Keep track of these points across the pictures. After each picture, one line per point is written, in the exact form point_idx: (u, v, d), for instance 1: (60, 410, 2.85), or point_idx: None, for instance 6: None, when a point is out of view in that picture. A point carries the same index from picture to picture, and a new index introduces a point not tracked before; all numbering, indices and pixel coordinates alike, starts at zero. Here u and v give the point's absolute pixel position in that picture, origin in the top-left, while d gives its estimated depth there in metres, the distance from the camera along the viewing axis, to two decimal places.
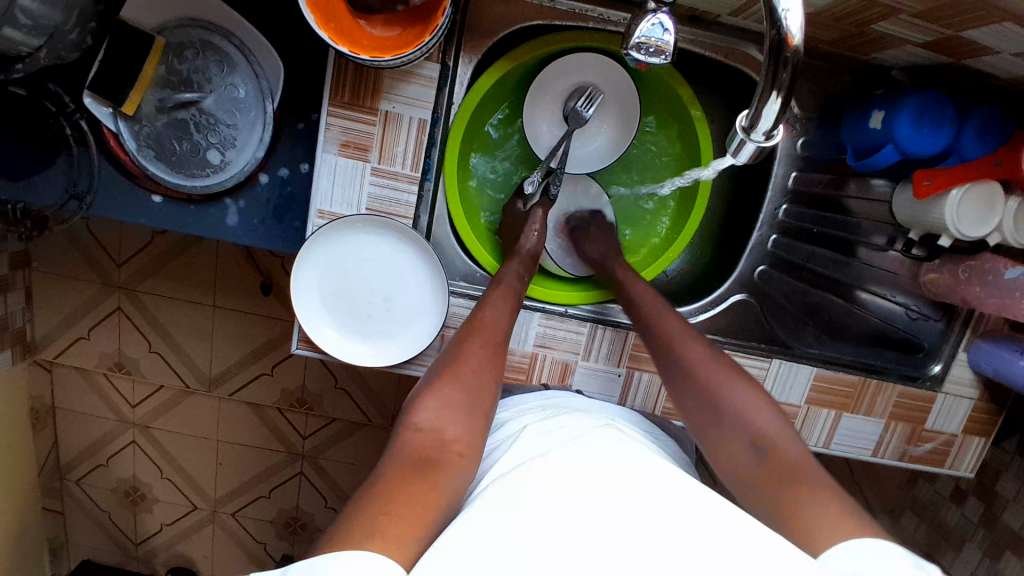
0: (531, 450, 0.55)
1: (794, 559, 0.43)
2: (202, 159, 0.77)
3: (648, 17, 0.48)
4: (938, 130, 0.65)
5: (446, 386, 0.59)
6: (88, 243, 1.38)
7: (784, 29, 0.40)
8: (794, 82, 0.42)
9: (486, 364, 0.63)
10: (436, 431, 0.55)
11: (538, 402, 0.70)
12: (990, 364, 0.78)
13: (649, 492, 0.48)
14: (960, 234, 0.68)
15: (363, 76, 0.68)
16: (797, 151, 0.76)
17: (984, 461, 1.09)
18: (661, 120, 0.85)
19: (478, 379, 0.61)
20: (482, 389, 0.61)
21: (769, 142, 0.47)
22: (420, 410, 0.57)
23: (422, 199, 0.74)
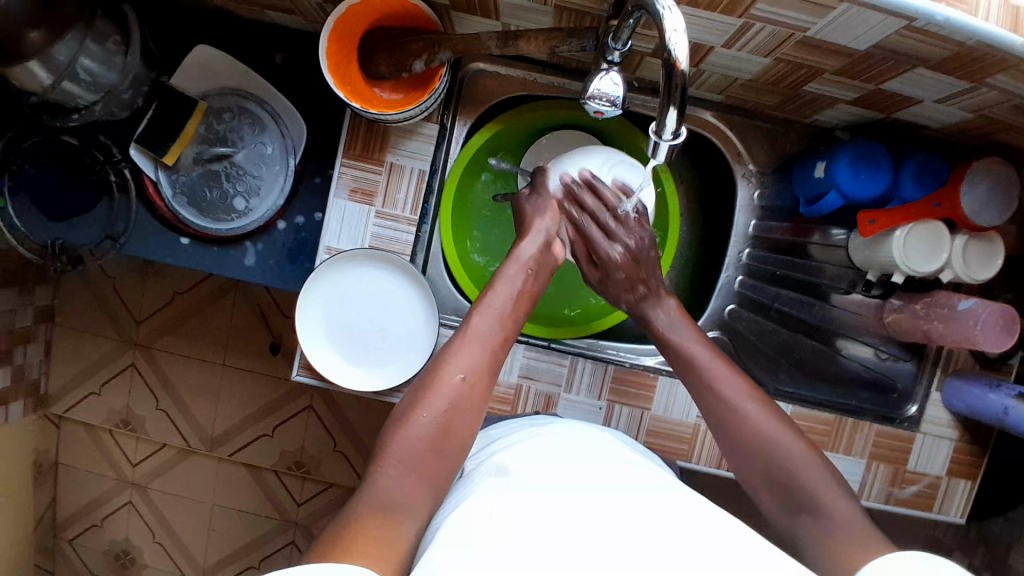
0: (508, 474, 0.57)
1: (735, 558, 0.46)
2: (229, 205, 0.87)
3: (602, 74, 0.58)
4: (875, 174, 0.73)
5: (432, 404, 0.63)
6: (113, 302, 1.47)
7: (672, 56, 0.47)
8: (685, 94, 0.48)
9: (478, 378, 0.67)
10: (422, 444, 0.61)
11: (525, 424, 0.72)
12: (962, 402, 0.81)
13: (612, 513, 0.50)
14: (911, 270, 0.74)
15: (374, 131, 0.78)
16: (756, 202, 0.86)
17: None
18: None
19: (465, 393, 0.65)
20: (473, 400, 0.65)
21: (679, 141, 0.52)
22: (409, 423, 0.62)
23: (418, 240, 0.82)
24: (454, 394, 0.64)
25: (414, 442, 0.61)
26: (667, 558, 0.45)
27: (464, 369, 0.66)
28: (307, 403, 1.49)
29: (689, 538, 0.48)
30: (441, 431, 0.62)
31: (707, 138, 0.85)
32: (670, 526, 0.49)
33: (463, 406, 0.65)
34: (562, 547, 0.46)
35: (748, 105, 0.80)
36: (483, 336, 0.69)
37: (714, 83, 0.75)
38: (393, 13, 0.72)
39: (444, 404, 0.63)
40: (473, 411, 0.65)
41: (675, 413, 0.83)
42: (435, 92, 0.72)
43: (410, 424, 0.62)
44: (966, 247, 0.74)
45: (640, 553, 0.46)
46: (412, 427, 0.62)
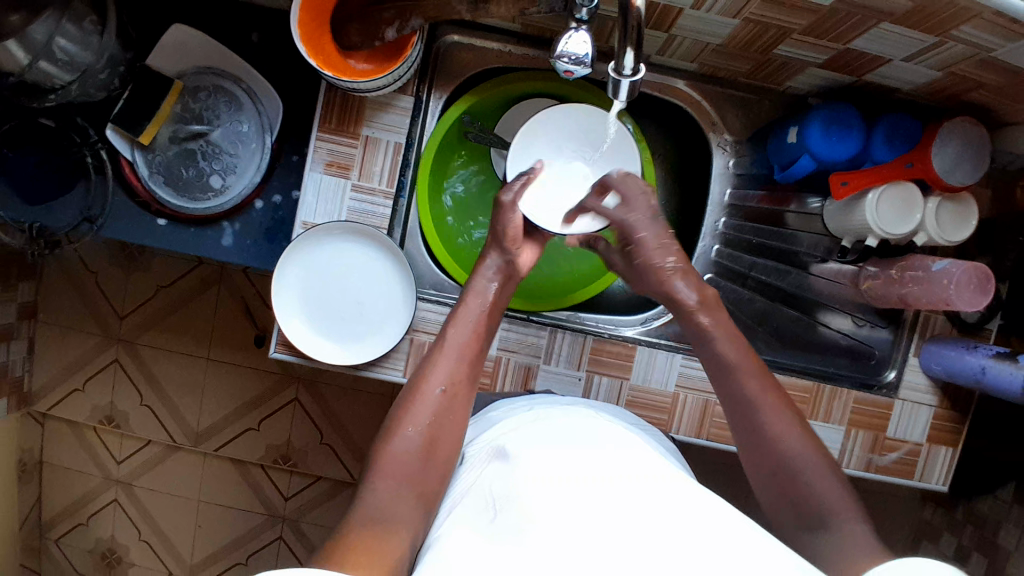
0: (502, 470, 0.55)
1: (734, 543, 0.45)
2: (205, 183, 0.87)
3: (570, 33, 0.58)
4: (847, 137, 0.74)
5: (416, 417, 0.64)
6: (94, 297, 1.45)
7: None
8: (640, 33, 0.50)
9: (458, 384, 0.68)
10: (412, 456, 0.62)
11: (527, 402, 0.70)
12: (942, 365, 0.81)
13: (606, 501, 0.48)
14: (883, 231, 0.74)
15: (349, 104, 0.78)
16: (732, 171, 0.88)
17: None
18: None
19: (446, 403, 0.66)
20: (454, 410, 0.66)
21: (639, 77, 0.54)
22: (395, 439, 0.63)
23: (395, 214, 0.83)
24: (436, 406, 0.65)
25: (402, 455, 0.61)
26: (667, 552, 0.44)
27: (440, 385, 0.67)
28: (292, 396, 1.47)
29: (688, 527, 0.46)
30: (428, 441, 0.63)
31: (682, 108, 0.87)
32: (667, 513, 0.47)
33: (447, 417, 0.65)
34: (559, 550, 0.44)
35: (721, 73, 0.81)
36: (455, 346, 0.70)
37: (685, 51, 0.76)
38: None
39: (426, 415, 0.64)
40: (457, 420, 0.66)
41: (654, 381, 0.83)
42: (405, 61, 0.73)
43: (395, 440, 0.63)
44: (939, 210, 0.74)
45: (650, 547, 0.44)
46: (397, 446, 0.62)
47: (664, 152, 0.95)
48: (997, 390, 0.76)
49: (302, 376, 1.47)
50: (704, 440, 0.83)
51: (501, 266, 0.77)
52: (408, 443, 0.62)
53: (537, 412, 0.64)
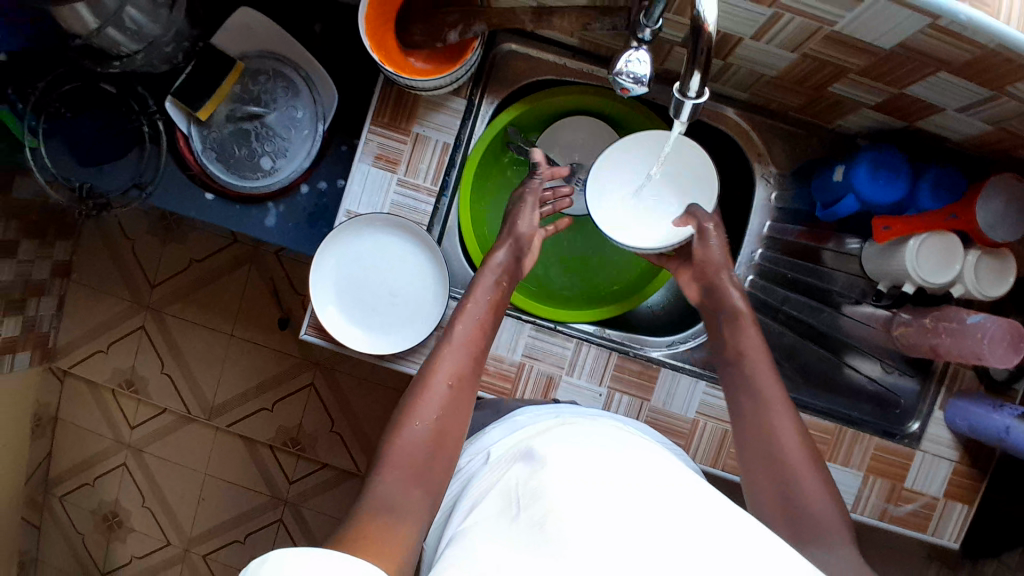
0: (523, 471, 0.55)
1: (759, 553, 0.46)
2: (255, 163, 0.90)
3: (629, 53, 0.58)
4: (895, 181, 0.74)
5: (425, 410, 0.65)
6: (128, 263, 1.49)
7: (702, 18, 0.49)
8: (709, 59, 0.50)
9: (464, 378, 0.69)
10: (420, 449, 0.62)
11: (553, 411, 0.70)
12: (965, 420, 0.80)
13: (629, 502, 0.48)
14: (921, 279, 0.74)
15: (403, 100, 0.80)
16: (773, 203, 0.87)
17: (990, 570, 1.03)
18: None
19: (453, 397, 0.67)
20: (461, 405, 0.67)
21: (702, 101, 0.54)
22: (405, 431, 0.63)
23: (436, 212, 0.84)
24: (445, 401, 0.66)
25: (410, 447, 0.62)
26: (689, 559, 0.44)
27: (447, 377, 0.68)
28: (308, 380, 1.49)
29: (718, 539, 0.46)
30: (435, 435, 0.64)
31: (730, 137, 0.87)
32: (687, 522, 0.47)
33: (454, 410, 0.66)
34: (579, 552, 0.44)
35: (772, 105, 0.82)
36: (462, 340, 0.72)
37: (738, 80, 0.77)
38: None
39: (434, 407, 0.65)
40: (463, 413, 0.67)
41: (674, 405, 0.83)
42: (465, 64, 0.74)
43: (403, 432, 0.63)
44: (979, 264, 0.74)
45: (675, 550, 0.45)
46: (405, 438, 0.62)
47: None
48: (1017, 450, 0.75)
49: (320, 361, 1.48)
50: (719, 470, 0.82)
51: (507, 262, 0.79)
52: (416, 434, 0.63)
53: (562, 419, 0.65)
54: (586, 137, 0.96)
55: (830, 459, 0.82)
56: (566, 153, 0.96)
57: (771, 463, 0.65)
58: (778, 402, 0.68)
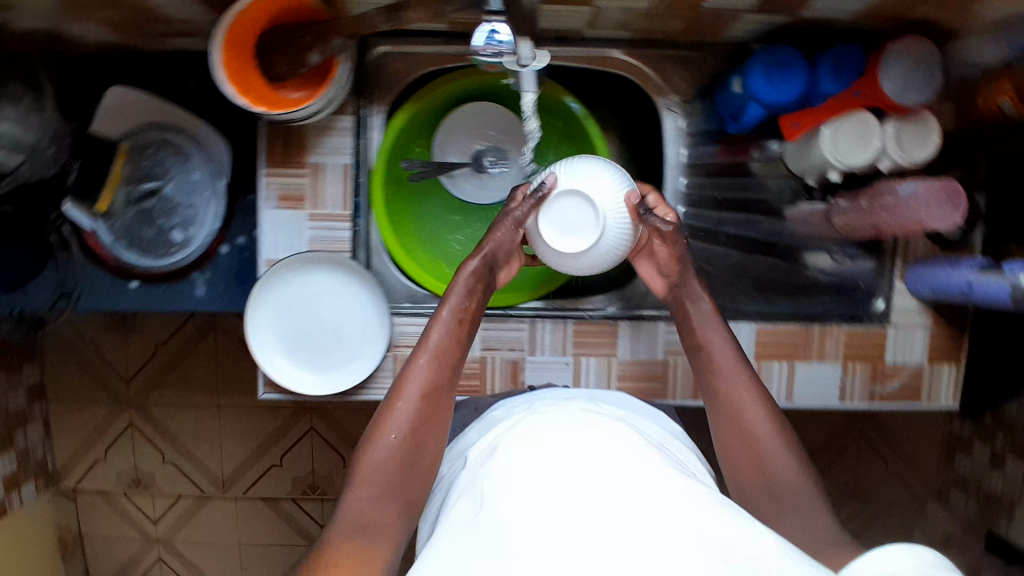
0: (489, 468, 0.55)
1: (710, 549, 0.45)
2: (167, 239, 0.87)
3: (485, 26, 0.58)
4: (790, 76, 0.72)
5: (395, 419, 0.65)
6: (98, 365, 1.47)
7: None
8: None
9: (440, 382, 0.68)
10: (392, 462, 0.63)
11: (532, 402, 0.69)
12: (927, 285, 0.79)
13: (593, 504, 0.47)
14: (842, 163, 0.73)
15: (291, 135, 0.77)
16: (685, 130, 0.84)
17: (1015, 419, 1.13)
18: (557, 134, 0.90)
19: (426, 403, 0.66)
20: (434, 408, 0.66)
21: None
22: (378, 441, 0.64)
23: (357, 237, 0.80)
24: (415, 404, 0.66)
25: (383, 456, 0.63)
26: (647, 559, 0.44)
27: (413, 395, 0.66)
28: (308, 426, 1.47)
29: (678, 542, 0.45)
30: (409, 447, 0.64)
31: (628, 77, 0.84)
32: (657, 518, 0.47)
33: (430, 428, 0.65)
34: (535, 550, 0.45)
35: (657, 33, 0.79)
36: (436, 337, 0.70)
37: (615, 20, 0.74)
38: (296, 8, 0.72)
39: (404, 418, 0.65)
40: (438, 416, 0.66)
41: (642, 352, 0.82)
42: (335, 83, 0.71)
43: (379, 446, 0.64)
44: (898, 132, 0.72)
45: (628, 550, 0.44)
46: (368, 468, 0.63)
47: (617, 130, 0.91)
48: (987, 300, 0.72)
49: (313, 405, 1.47)
50: (702, 401, 0.83)
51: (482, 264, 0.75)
52: (389, 448, 0.63)
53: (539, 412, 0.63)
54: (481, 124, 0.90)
55: (808, 359, 0.82)
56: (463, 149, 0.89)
57: (750, 449, 0.67)
58: (735, 369, 0.71)
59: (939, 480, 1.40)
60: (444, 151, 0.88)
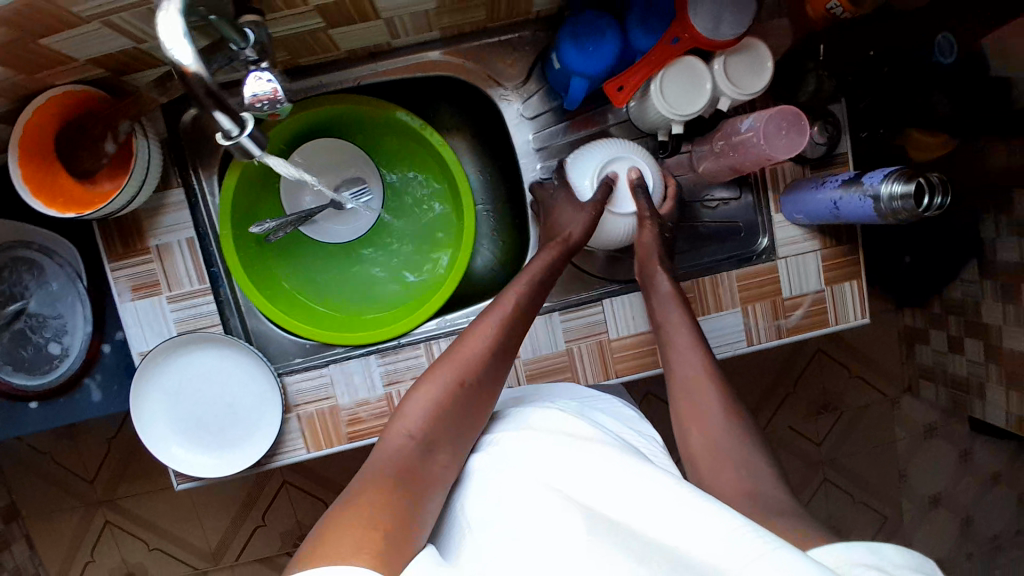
0: (511, 482, 0.58)
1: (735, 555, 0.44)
2: (48, 354, 0.85)
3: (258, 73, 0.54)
4: (600, 42, 0.70)
5: (427, 400, 0.62)
6: (59, 475, 1.40)
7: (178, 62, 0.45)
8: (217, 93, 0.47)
9: (496, 363, 0.66)
10: (437, 420, 0.61)
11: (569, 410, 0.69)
12: (801, 211, 0.78)
13: None
14: (677, 114, 0.71)
15: (126, 225, 0.74)
16: (529, 114, 0.80)
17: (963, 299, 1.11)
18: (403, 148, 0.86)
19: (465, 395, 0.63)
20: (472, 404, 0.63)
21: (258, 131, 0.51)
22: (403, 422, 0.61)
23: (223, 304, 0.79)
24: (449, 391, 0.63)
25: (411, 433, 0.60)
26: None
27: (463, 369, 0.64)
28: (281, 481, 1.44)
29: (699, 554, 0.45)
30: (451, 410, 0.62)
31: (449, 78, 0.80)
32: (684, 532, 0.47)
33: (466, 411, 0.63)
34: None
35: (467, 27, 0.74)
36: (509, 317, 0.68)
37: (416, 27, 0.70)
38: (91, 101, 0.70)
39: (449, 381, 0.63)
40: (474, 414, 0.63)
41: (544, 347, 0.81)
42: (138, 163, 0.69)
43: (406, 427, 0.61)
44: (727, 69, 0.70)
45: None
46: (396, 432, 0.60)
47: (466, 129, 0.88)
48: (853, 218, 0.72)
49: None
50: (617, 378, 0.82)
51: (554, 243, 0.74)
52: (415, 426, 0.60)
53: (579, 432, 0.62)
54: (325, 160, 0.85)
55: (706, 312, 0.81)
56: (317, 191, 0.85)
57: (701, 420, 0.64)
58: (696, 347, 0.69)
59: (905, 375, 1.37)
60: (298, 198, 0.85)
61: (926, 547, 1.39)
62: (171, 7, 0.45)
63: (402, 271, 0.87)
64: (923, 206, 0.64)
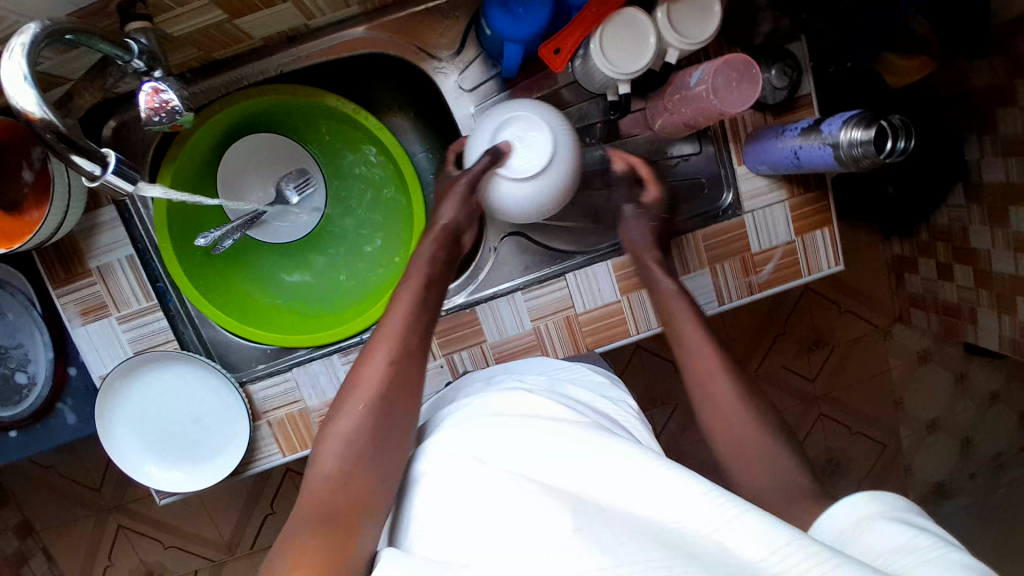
0: (462, 469, 0.54)
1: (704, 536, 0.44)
2: (16, 385, 0.83)
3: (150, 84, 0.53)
4: (530, 5, 0.66)
5: (351, 411, 0.58)
6: (65, 486, 1.40)
7: (20, 109, 0.44)
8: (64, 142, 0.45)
9: (405, 377, 0.61)
10: (353, 453, 0.55)
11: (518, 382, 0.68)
12: (765, 161, 0.74)
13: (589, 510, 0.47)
14: (620, 73, 0.66)
15: (63, 249, 0.72)
16: (467, 87, 0.76)
17: (949, 225, 1.08)
18: (343, 136, 0.83)
19: (394, 393, 0.60)
20: (398, 403, 0.60)
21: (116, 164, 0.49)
22: (330, 439, 0.57)
23: (175, 317, 0.77)
24: (374, 397, 0.59)
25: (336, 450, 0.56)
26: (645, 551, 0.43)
27: (374, 376, 0.60)
28: (284, 470, 1.42)
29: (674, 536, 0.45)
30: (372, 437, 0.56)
31: (374, 55, 0.75)
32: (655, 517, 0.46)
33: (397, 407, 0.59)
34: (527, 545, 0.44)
35: None
36: (401, 338, 0.63)
37: (331, 6, 0.65)
38: (5, 130, 0.66)
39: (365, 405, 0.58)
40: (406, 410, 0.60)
41: (510, 328, 0.79)
42: (56, 191, 0.65)
43: (331, 440, 0.57)
44: (670, 19, 0.65)
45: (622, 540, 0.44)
46: (316, 476, 0.55)
47: (406, 109, 0.84)
48: (815, 167, 0.69)
49: None
50: (587, 352, 0.80)
51: (444, 234, 0.72)
52: (344, 440, 0.56)
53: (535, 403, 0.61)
54: (260, 158, 0.83)
55: (673, 278, 0.79)
56: (257, 190, 0.83)
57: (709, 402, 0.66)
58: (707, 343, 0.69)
59: (897, 303, 1.34)
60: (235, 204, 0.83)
61: (927, 474, 1.39)
62: (15, 51, 0.43)
63: (360, 261, 0.85)
64: (886, 151, 0.60)
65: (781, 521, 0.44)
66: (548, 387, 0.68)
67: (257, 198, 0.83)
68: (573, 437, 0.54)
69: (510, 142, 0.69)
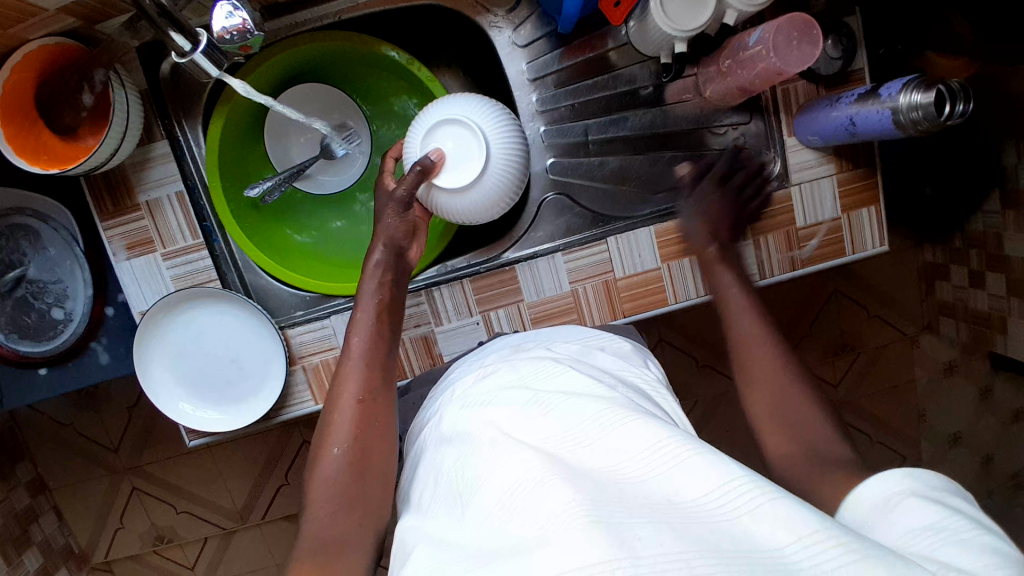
0: (472, 453, 0.50)
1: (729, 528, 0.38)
2: (51, 320, 0.83)
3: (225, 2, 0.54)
4: None
5: (339, 436, 0.58)
6: (83, 444, 1.40)
7: None
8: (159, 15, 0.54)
9: (378, 400, 0.61)
10: (340, 479, 0.56)
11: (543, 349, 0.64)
12: (817, 133, 0.74)
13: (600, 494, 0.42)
14: (677, 29, 0.66)
15: (113, 182, 0.72)
16: (519, 43, 0.78)
17: (984, 231, 1.05)
18: (394, 90, 0.85)
19: (370, 411, 0.60)
20: (378, 414, 0.60)
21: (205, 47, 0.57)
22: (324, 461, 0.57)
23: (219, 259, 0.77)
24: (356, 420, 0.59)
25: (329, 475, 0.57)
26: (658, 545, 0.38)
27: (358, 389, 0.61)
28: (300, 440, 1.41)
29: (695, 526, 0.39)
30: (359, 460, 0.57)
31: (430, 8, 0.77)
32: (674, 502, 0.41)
33: (379, 426, 0.60)
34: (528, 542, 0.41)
35: None
36: (366, 358, 0.63)
37: None
38: (71, 54, 0.67)
39: (348, 431, 0.58)
40: (386, 422, 0.60)
41: (548, 289, 0.79)
42: (114, 119, 0.66)
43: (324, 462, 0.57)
44: None
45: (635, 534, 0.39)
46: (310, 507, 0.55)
47: (456, 63, 0.87)
48: (871, 134, 0.68)
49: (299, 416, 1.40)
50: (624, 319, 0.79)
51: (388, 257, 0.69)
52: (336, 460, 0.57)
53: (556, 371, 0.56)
54: (311, 107, 0.84)
55: None
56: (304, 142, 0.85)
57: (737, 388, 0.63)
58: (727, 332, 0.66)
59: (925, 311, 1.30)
60: (284, 154, 0.86)
61: None
62: None
63: None
64: (944, 115, 0.60)
65: (812, 509, 0.39)
66: (577, 359, 0.62)
67: (303, 151, 0.86)
68: (591, 416, 0.49)
69: (442, 150, 0.70)
